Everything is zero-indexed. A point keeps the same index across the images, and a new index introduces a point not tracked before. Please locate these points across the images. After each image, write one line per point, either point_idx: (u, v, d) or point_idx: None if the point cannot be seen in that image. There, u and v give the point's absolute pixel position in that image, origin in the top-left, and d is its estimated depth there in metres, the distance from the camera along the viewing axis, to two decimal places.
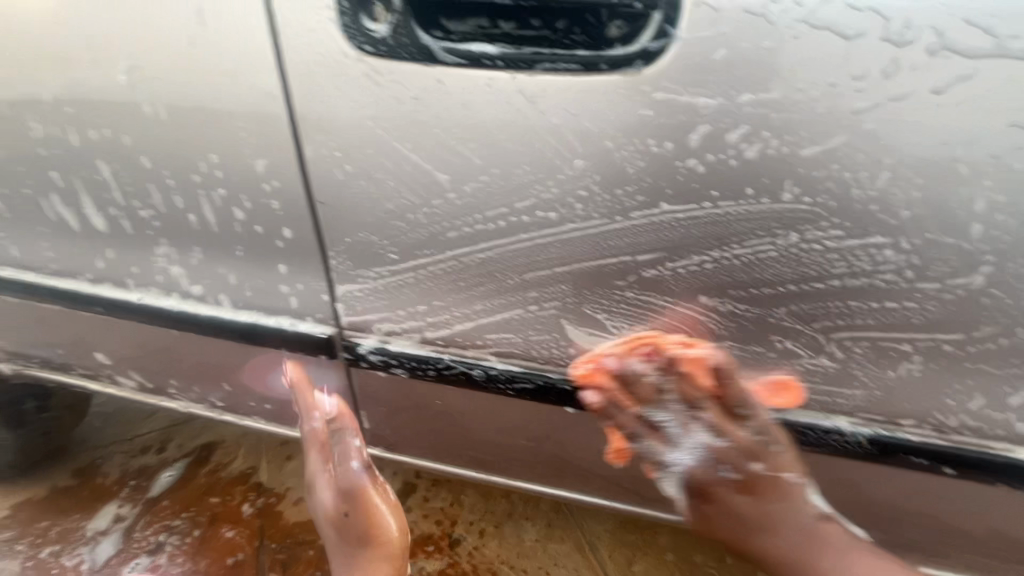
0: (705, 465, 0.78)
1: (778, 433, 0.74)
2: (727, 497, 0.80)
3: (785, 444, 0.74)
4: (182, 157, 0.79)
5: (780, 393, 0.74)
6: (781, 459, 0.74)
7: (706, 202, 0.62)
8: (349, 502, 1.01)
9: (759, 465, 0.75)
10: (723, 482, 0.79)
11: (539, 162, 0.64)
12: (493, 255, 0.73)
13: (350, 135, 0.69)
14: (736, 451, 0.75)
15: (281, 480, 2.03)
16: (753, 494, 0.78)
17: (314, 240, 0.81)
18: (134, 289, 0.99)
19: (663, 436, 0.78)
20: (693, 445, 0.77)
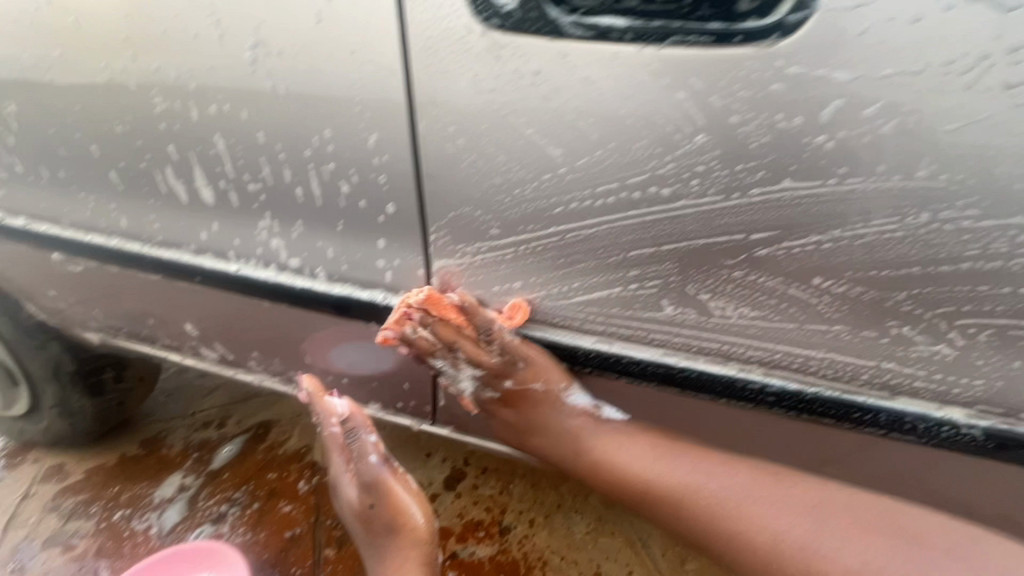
0: (478, 385, 0.97)
1: (526, 352, 0.88)
2: (504, 408, 0.99)
3: (527, 365, 0.89)
4: (295, 131, 0.82)
5: (514, 314, 0.86)
6: (524, 376, 0.91)
7: (833, 179, 0.61)
8: (374, 494, 1.21)
9: (510, 381, 0.94)
10: (489, 398, 0.99)
11: (658, 136, 0.64)
12: (598, 232, 0.74)
13: (466, 110, 0.71)
14: (489, 374, 0.94)
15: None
16: (516, 404, 0.97)
17: (416, 215, 0.83)
18: (234, 260, 1.04)
19: (450, 367, 0.95)
20: (467, 372, 0.95)
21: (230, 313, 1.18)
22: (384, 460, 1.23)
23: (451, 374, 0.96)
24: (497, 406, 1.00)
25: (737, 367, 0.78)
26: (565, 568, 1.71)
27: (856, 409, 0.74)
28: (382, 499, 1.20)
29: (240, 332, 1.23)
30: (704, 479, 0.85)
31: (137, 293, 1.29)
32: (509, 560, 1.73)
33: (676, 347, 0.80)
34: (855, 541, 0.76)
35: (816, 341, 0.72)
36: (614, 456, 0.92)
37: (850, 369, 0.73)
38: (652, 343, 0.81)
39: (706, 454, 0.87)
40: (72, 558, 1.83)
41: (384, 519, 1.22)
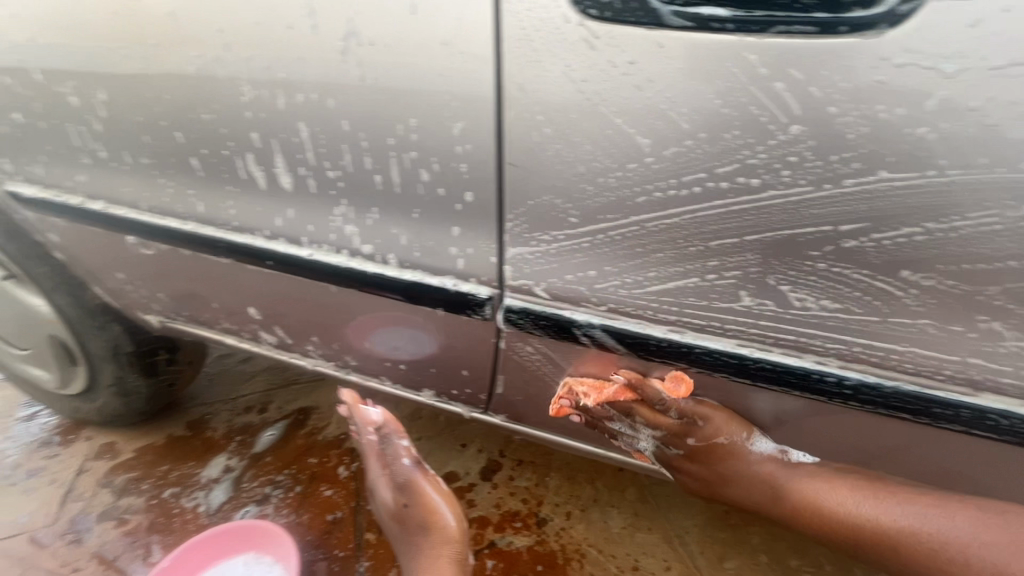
0: (660, 442, 1.01)
1: (703, 415, 0.92)
2: (690, 462, 1.02)
3: (709, 424, 0.92)
4: (381, 119, 0.85)
5: (677, 384, 0.89)
6: (708, 435, 0.93)
7: (932, 170, 0.61)
8: (408, 496, 1.25)
9: (693, 439, 0.96)
10: (672, 455, 1.03)
11: (752, 126, 0.65)
12: (679, 221, 0.75)
13: (556, 101, 0.73)
14: (670, 434, 0.98)
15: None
16: (700, 459, 1.00)
17: (494, 203, 0.86)
18: (306, 246, 1.08)
19: (629, 429, 1.02)
20: (646, 434, 1.02)
21: (295, 298, 1.22)
22: (417, 464, 1.27)
23: (628, 435, 1.04)
24: (683, 461, 1.03)
25: (814, 360, 0.79)
26: (604, 561, 1.70)
27: (937, 405, 0.74)
28: (417, 500, 1.24)
29: (303, 318, 1.27)
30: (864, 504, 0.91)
31: (202, 278, 1.35)
32: (547, 551, 1.73)
33: (751, 338, 0.81)
34: (995, 541, 0.85)
35: (899, 335, 0.72)
36: (797, 497, 0.95)
37: (934, 364, 0.73)
38: (726, 334, 0.82)
39: (868, 483, 0.91)
40: (125, 532, 1.89)
41: (417, 520, 1.25)
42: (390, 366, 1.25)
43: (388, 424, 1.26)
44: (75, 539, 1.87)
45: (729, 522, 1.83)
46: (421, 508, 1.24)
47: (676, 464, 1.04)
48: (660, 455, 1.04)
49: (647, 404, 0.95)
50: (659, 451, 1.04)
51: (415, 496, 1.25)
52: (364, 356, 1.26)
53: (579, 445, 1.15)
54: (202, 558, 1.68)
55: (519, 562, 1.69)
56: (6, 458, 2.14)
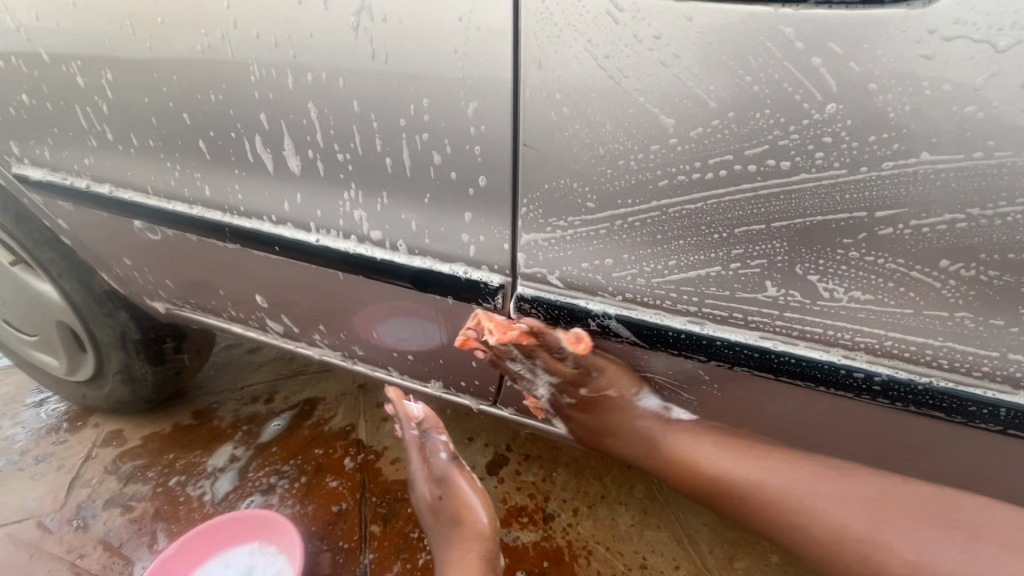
0: (555, 391, 1.01)
1: (596, 365, 0.93)
2: (581, 413, 1.04)
3: (604, 376, 0.94)
4: (393, 99, 0.82)
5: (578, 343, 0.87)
6: (602, 387, 0.95)
7: (979, 153, 0.57)
8: (442, 490, 1.23)
9: (586, 391, 0.97)
10: (565, 404, 1.03)
11: (784, 105, 0.62)
12: (703, 206, 0.72)
13: (576, 79, 0.70)
14: (565, 382, 0.97)
15: (379, 440, 2.13)
16: (590, 409, 1.01)
17: (508, 187, 0.83)
18: (314, 231, 1.05)
19: (524, 372, 0.98)
20: (543, 379, 0.99)
21: (302, 286, 1.20)
22: (454, 460, 1.26)
23: (526, 379, 1.01)
24: (572, 411, 1.04)
25: (841, 354, 0.75)
26: (612, 559, 1.67)
27: (973, 403, 0.70)
28: (452, 495, 1.22)
29: (309, 307, 1.25)
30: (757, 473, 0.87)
31: (208, 265, 1.33)
32: (554, 547, 1.70)
33: (776, 330, 0.77)
34: (893, 527, 0.78)
35: (934, 329, 0.69)
36: (690, 455, 0.94)
37: (970, 360, 0.69)
38: (749, 325, 0.78)
39: (763, 453, 0.88)
40: (131, 519, 1.88)
41: (449, 515, 1.23)
42: (398, 356, 1.22)
43: (426, 418, 1.23)
44: (81, 526, 1.86)
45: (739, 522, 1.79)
46: (456, 503, 1.22)
47: (566, 416, 1.06)
48: (554, 403, 1.05)
49: (548, 350, 0.91)
50: (551, 400, 1.04)
51: (449, 491, 1.23)
52: (371, 346, 1.24)
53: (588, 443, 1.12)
54: (208, 546, 1.68)
55: (525, 558, 1.66)
56: (15, 444, 2.15)
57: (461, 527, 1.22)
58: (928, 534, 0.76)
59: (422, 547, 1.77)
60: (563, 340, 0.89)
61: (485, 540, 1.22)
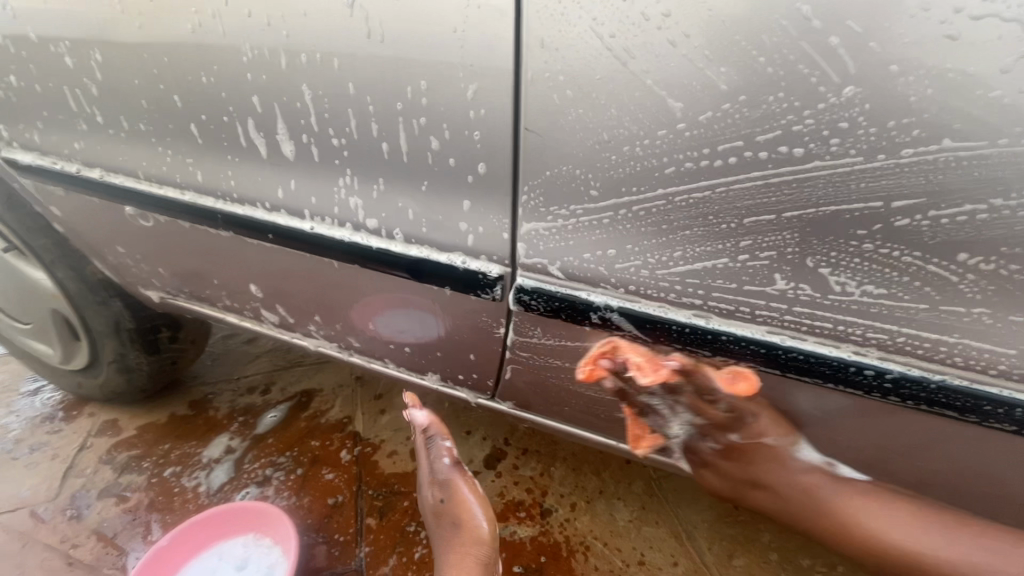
0: (698, 434, 0.93)
1: (754, 408, 0.84)
2: (724, 462, 0.93)
3: (760, 420, 0.84)
4: (390, 81, 0.79)
5: (738, 382, 0.79)
6: (756, 433, 0.85)
7: (1004, 139, 0.55)
8: (443, 495, 1.22)
9: (736, 434, 0.88)
10: (708, 447, 0.93)
11: (799, 88, 0.59)
12: (711, 195, 0.69)
13: (581, 61, 0.67)
14: (711, 420, 0.89)
15: (376, 432, 2.11)
16: (740, 454, 0.90)
17: (509, 174, 0.80)
18: (309, 219, 1.02)
19: (656, 408, 0.91)
20: (684, 416, 0.90)
21: (297, 276, 1.17)
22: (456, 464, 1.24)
23: (658, 418, 0.93)
24: (717, 458, 0.94)
25: (852, 350, 0.72)
26: (609, 554, 1.66)
27: (988, 402, 0.68)
28: (453, 499, 1.21)
29: (305, 297, 1.22)
30: (904, 529, 0.83)
31: (202, 253, 1.30)
32: (551, 542, 1.68)
33: (785, 325, 0.74)
34: None
35: (949, 325, 0.66)
36: (835, 509, 0.87)
37: (986, 358, 0.67)
38: (756, 320, 0.76)
39: (914, 509, 0.83)
40: (125, 509, 1.87)
41: (448, 519, 1.21)
42: (395, 349, 1.20)
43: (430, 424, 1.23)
44: (75, 516, 1.85)
45: (738, 519, 1.77)
46: (456, 507, 1.21)
47: (700, 457, 0.96)
48: (686, 442, 0.95)
49: (698, 389, 0.84)
50: (683, 438, 0.94)
51: (449, 494, 1.21)
52: (368, 338, 1.21)
53: (585, 434, 1.10)
54: (202, 537, 1.66)
55: (522, 552, 1.65)
56: (9, 432, 2.13)
57: (460, 532, 1.19)
58: None
59: (418, 541, 1.75)
60: (716, 381, 0.80)
61: (484, 544, 1.19)
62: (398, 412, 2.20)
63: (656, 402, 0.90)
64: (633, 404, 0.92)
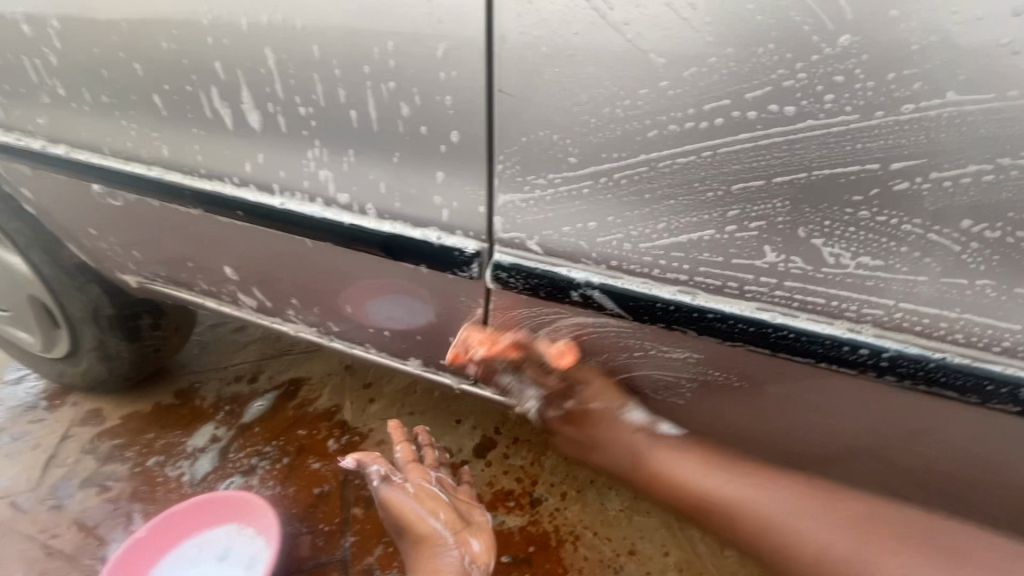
0: (545, 404, 0.98)
1: (584, 376, 0.91)
2: (569, 429, 0.97)
3: (589, 383, 0.91)
4: (356, 43, 0.74)
5: (563, 355, 0.86)
6: (586, 397, 0.92)
7: (1012, 91, 0.50)
8: (393, 516, 1.12)
9: (573, 402, 0.94)
10: (555, 418, 0.98)
11: (790, 38, 0.54)
12: (696, 160, 0.64)
13: (557, 14, 0.62)
14: (552, 392, 0.95)
15: (364, 421, 2.07)
16: (579, 424, 0.95)
17: (483, 142, 0.75)
18: (278, 194, 0.97)
19: (513, 386, 0.98)
20: (531, 391, 0.97)
21: (272, 256, 1.12)
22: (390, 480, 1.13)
23: (514, 392, 0.99)
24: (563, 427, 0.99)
25: (846, 327, 0.68)
26: (599, 544, 1.63)
27: (990, 381, 0.64)
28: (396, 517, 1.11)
29: (281, 279, 1.17)
30: (713, 481, 0.87)
31: (175, 234, 1.25)
32: (540, 532, 1.65)
33: (775, 301, 0.70)
34: (863, 540, 0.78)
35: (950, 299, 0.62)
36: (664, 469, 0.91)
37: (989, 334, 0.62)
38: (745, 296, 0.71)
39: (741, 468, 0.88)
40: (107, 499, 1.83)
41: (409, 539, 1.11)
42: (374, 332, 1.15)
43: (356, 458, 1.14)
44: (56, 505, 1.81)
45: None
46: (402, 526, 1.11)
47: (557, 430, 1.00)
48: (544, 418, 1.00)
49: (535, 364, 0.91)
50: (539, 413, 1.00)
51: (396, 514, 1.11)
52: (346, 322, 1.17)
53: None
54: (185, 527, 1.63)
55: (510, 542, 1.62)
56: None
57: (421, 551, 1.09)
58: (884, 543, 0.77)
59: None
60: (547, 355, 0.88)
61: (448, 555, 1.07)
62: (387, 400, 2.15)
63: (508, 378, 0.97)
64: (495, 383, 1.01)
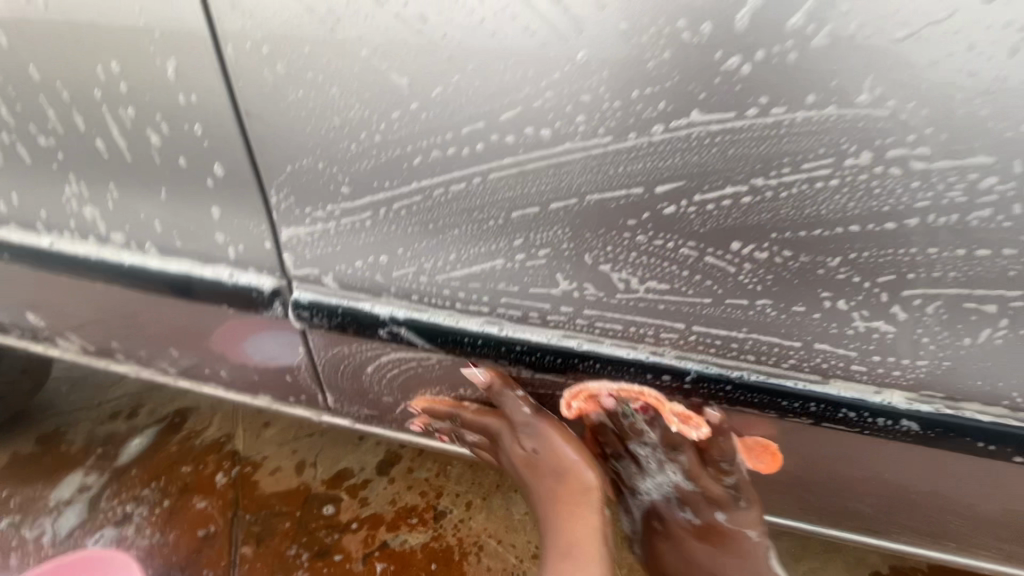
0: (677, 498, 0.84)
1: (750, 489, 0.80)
2: (691, 540, 0.86)
3: (754, 504, 0.81)
4: (76, 62, 0.62)
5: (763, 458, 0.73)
6: (740, 516, 0.81)
7: (752, 110, 0.46)
8: (543, 454, 0.79)
9: (722, 513, 0.82)
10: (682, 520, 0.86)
11: (528, 54, 0.48)
12: (468, 187, 0.58)
13: (279, 24, 0.52)
14: (700, 495, 0.81)
15: (258, 449, 1.63)
16: (710, 536, 0.84)
17: (250, 173, 0.65)
18: (45, 233, 0.83)
19: (636, 464, 0.83)
20: (666, 478, 0.83)
21: (76, 300, 0.98)
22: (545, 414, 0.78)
23: (631, 471, 0.85)
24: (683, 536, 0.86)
25: (649, 351, 0.65)
26: (504, 551, 1.36)
27: (784, 398, 0.63)
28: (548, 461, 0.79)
29: (92, 323, 1.03)
30: None
31: None
32: (442, 552, 1.37)
33: (578, 328, 0.66)
34: None
35: (736, 319, 0.59)
36: None
37: (776, 351, 0.61)
38: (549, 325, 0.67)
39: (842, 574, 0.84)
40: None
41: (548, 483, 0.81)
42: (211, 373, 1.02)
43: (492, 383, 0.74)
44: None
45: None
46: (552, 469, 0.79)
47: (663, 535, 0.88)
48: (653, 505, 0.87)
49: (700, 450, 0.76)
50: (653, 501, 0.87)
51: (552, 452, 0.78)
52: (180, 364, 1.04)
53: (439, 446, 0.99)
54: None
55: (413, 564, 1.34)
56: None
57: (568, 503, 0.80)
58: None
59: (302, 565, 1.37)
60: (738, 447, 0.73)
61: (597, 520, 0.80)
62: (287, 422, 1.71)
63: (647, 454, 0.81)
64: (619, 446, 0.83)
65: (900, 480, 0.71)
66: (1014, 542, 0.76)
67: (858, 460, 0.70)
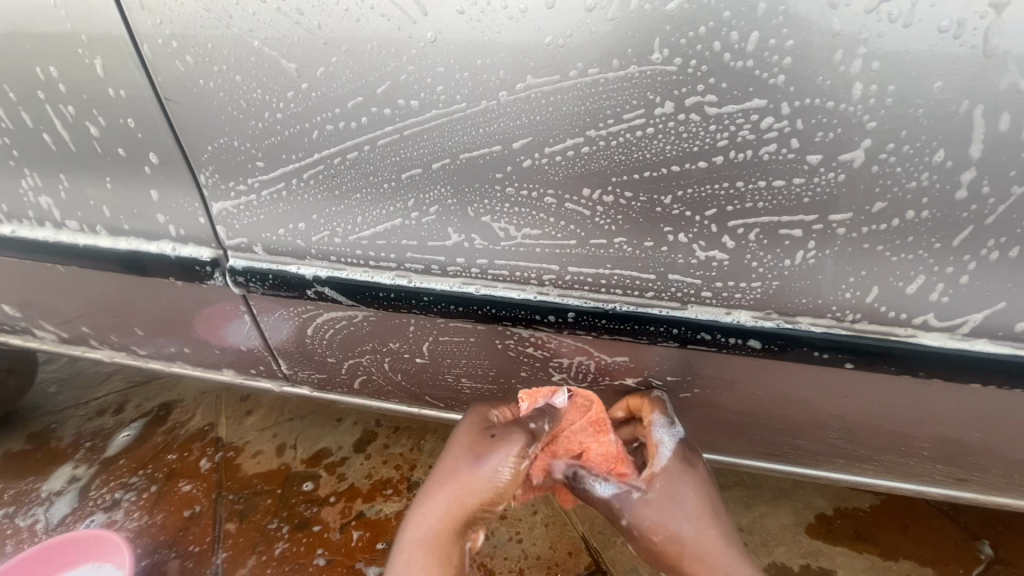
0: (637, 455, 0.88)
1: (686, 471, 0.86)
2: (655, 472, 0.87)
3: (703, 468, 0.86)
4: (20, 65, 0.70)
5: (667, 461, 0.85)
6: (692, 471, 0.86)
7: (573, 72, 0.55)
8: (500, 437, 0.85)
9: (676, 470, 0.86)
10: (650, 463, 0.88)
11: (389, 35, 0.57)
12: (362, 153, 0.67)
13: (186, 22, 0.62)
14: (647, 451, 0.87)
15: (240, 435, 1.72)
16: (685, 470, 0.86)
17: (178, 153, 0.74)
18: (7, 223, 0.92)
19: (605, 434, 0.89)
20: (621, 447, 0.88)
21: (44, 292, 1.07)
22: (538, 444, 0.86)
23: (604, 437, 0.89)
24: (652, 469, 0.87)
25: (536, 291, 0.75)
26: None
27: (652, 324, 0.73)
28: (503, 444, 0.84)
29: (58, 312, 1.11)
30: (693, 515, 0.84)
31: None
32: None
33: (475, 275, 0.75)
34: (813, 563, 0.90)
35: (601, 257, 0.69)
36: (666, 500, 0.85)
37: (639, 284, 0.70)
38: (449, 274, 0.76)
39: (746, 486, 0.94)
40: None
41: (463, 458, 0.85)
42: (174, 352, 1.10)
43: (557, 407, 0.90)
44: None
45: None
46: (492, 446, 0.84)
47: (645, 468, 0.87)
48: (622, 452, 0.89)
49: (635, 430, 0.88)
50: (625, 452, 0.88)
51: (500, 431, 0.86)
52: (145, 347, 1.12)
53: (385, 406, 1.08)
54: None
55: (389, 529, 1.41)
56: None
57: (468, 466, 0.84)
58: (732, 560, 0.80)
59: (283, 536, 1.43)
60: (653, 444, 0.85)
61: (461, 510, 0.82)
62: (268, 409, 1.81)
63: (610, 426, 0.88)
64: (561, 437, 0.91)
65: (773, 394, 0.81)
66: (889, 452, 0.86)
67: (734, 378, 0.80)
